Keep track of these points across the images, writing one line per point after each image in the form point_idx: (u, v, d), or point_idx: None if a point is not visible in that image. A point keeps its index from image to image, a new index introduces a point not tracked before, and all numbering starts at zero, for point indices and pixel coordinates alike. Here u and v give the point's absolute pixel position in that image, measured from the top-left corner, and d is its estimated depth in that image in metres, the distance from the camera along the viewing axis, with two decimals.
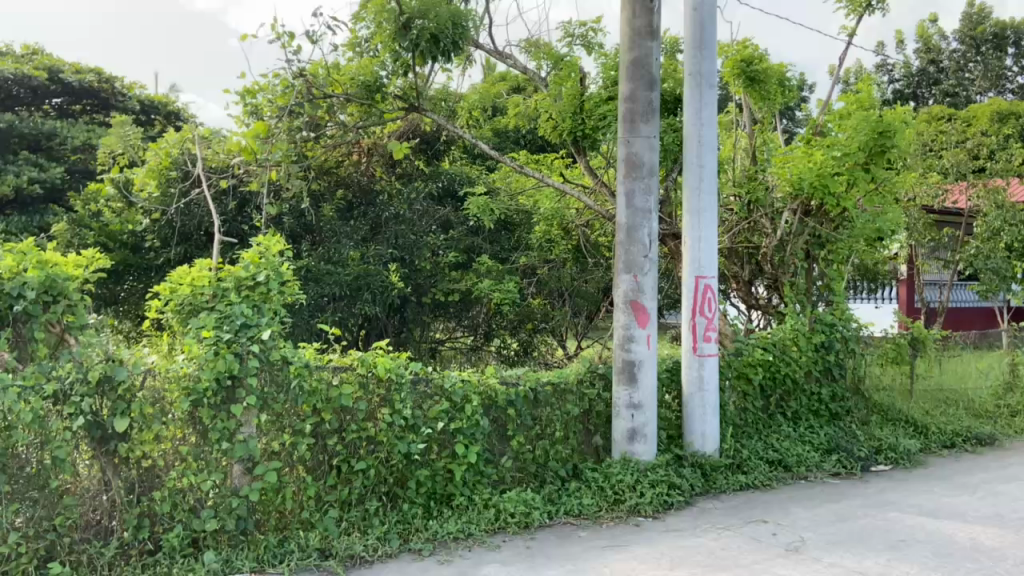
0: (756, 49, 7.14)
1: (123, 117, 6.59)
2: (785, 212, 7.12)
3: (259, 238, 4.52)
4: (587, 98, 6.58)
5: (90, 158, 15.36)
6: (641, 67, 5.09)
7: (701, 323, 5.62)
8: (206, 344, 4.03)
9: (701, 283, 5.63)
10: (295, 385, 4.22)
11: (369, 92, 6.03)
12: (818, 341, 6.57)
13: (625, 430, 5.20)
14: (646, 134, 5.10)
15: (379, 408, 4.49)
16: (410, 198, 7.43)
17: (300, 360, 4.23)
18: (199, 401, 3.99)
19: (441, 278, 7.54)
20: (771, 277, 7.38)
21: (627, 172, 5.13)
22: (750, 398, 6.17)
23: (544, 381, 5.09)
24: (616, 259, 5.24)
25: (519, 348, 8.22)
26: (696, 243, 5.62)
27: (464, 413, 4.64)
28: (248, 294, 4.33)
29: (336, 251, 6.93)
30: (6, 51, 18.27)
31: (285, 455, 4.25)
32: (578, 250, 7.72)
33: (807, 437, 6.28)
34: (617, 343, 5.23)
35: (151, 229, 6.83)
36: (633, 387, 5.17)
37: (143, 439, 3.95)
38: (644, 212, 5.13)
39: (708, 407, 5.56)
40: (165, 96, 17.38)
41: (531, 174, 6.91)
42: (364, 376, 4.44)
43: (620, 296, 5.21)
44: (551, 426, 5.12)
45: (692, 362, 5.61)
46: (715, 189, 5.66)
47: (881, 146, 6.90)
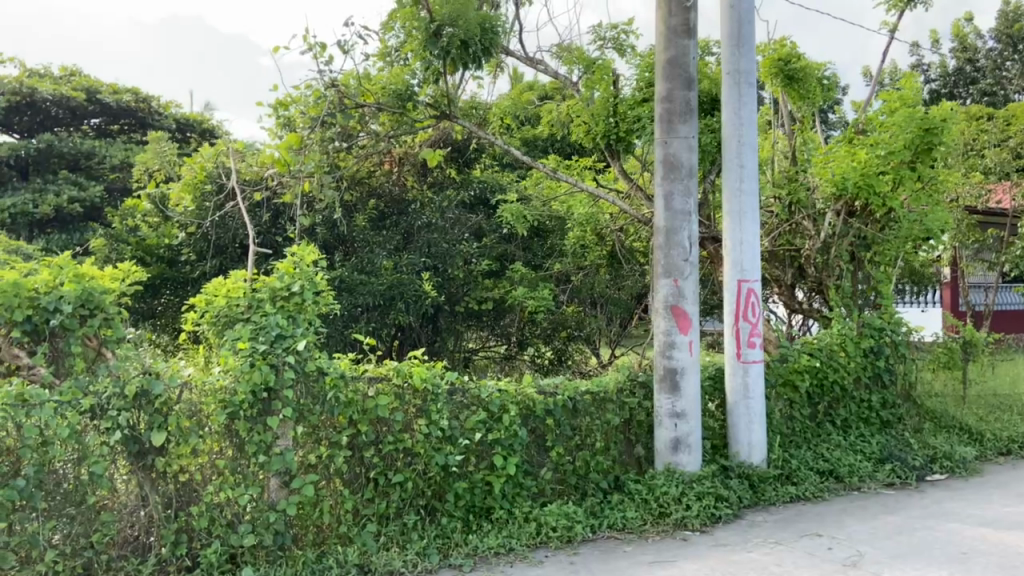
0: (794, 47, 6.99)
1: (159, 133, 6.65)
2: (828, 213, 6.96)
3: (293, 248, 4.48)
4: (621, 101, 6.50)
5: (127, 176, 15.62)
6: (678, 66, 4.97)
7: (745, 328, 5.45)
8: (241, 356, 3.98)
9: (744, 287, 5.47)
10: (331, 397, 4.14)
11: (400, 100, 5.93)
12: (866, 346, 6.36)
13: (668, 440, 5.04)
14: (685, 134, 4.97)
15: (416, 419, 4.41)
16: (442, 206, 7.35)
17: (336, 371, 4.15)
18: (235, 414, 3.94)
19: (474, 286, 7.45)
20: (815, 280, 7.21)
21: (665, 173, 4.99)
22: (797, 406, 6.04)
23: (583, 390, 4.97)
24: (655, 263, 5.09)
25: (554, 356, 8.10)
26: (738, 246, 5.46)
27: (501, 424, 4.54)
28: (283, 305, 4.28)
29: (369, 261, 6.86)
30: (46, 73, 18.68)
31: (322, 468, 4.18)
32: (613, 256, 7.59)
33: (858, 446, 6.06)
34: (658, 350, 5.07)
35: (187, 243, 6.85)
36: (676, 395, 5.01)
37: (180, 454, 3.90)
38: (684, 214, 4.99)
39: (755, 415, 5.40)
40: (199, 114, 17.65)
41: (565, 179, 6.81)
42: (400, 387, 4.37)
43: (660, 301, 5.06)
44: (591, 437, 4.98)
45: (736, 369, 5.45)
46: (756, 190, 5.50)
47: (928, 143, 6.72)
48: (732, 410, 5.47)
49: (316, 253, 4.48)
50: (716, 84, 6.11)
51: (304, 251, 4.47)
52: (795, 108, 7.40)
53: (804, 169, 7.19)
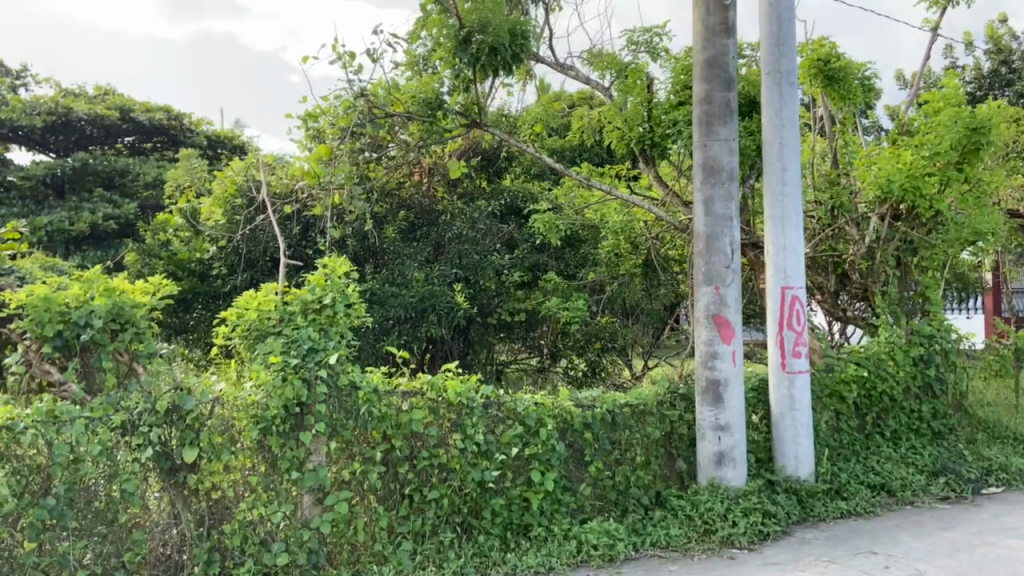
0: (834, 47, 6.80)
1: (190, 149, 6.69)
2: (872, 217, 6.72)
3: (325, 260, 4.40)
4: (656, 105, 6.35)
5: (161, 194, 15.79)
6: (716, 67, 4.82)
7: (790, 337, 5.26)
8: (274, 370, 3.89)
9: (788, 294, 5.27)
10: (364, 411, 4.04)
11: (430, 108, 5.78)
12: (915, 354, 6.10)
13: (712, 454, 4.85)
14: (725, 136, 4.81)
15: (450, 434, 4.28)
16: (473, 217, 7.25)
17: (369, 385, 4.05)
18: (267, 429, 3.84)
19: (507, 297, 7.29)
20: (860, 287, 6.99)
21: (705, 178, 4.83)
22: (845, 417, 5.82)
23: (622, 402, 4.81)
24: (695, 270, 4.92)
25: (588, 368, 7.93)
26: (781, 252, 5.27)
27: (539, 438, 4.40)
28: (315, 318, 4.20)
29: (399, 272, 6.76)
30: (81, 93, 19.01)
31: (356, 484, 4.08)
32: (649, 265, 7.41)
33: (910, 458, 5.80)
34: (699, 360, 4.89)
35: (218, 257, 6.82)
36: (719, 407, 4.82)
37: (212, 470, 3.80)
38: (725, 220, 4.81)
39: (801, 427, 5.19)
40: (231, 131, 17.84)
41: (599, 187, 6.67)
42: (434, 401, 4.25)
43: (701, 310, 4.88)
44: (631, 451, 4.82)
45: (781, 380, 5.25)
46: (799, 193, 5.31)
47: (975, 144, 6.46)
48: (777, 423, 5.26)
49: (348, 265, 4.40)
50: (753, 87, 5.95)
51: (336, 263, 4.39)
52: (836, 110, 7.20)
53: (846, 173, 6.97)
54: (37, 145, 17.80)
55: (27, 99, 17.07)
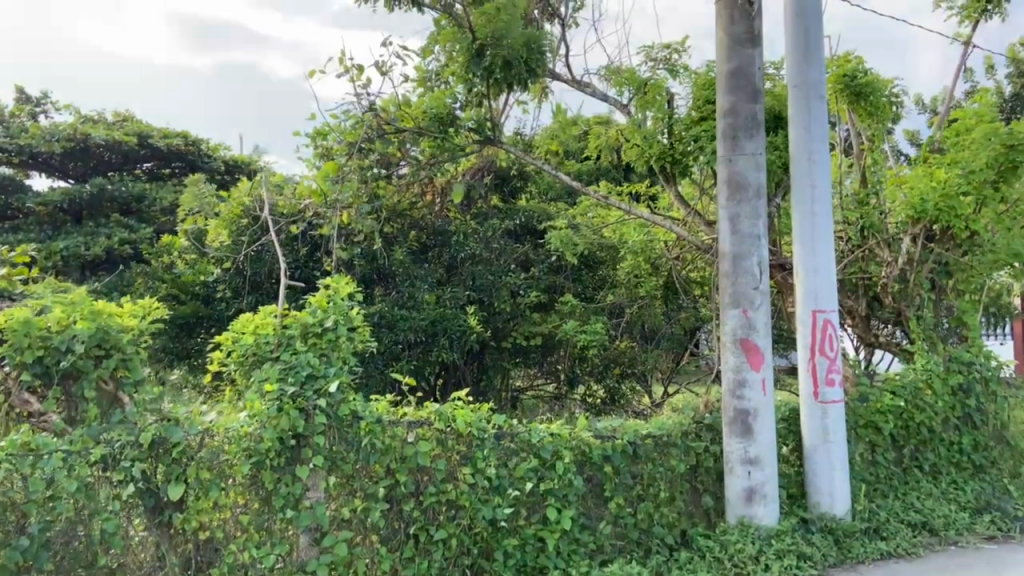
0: (860, 62, 6.53)
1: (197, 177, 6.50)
2: (904, 238, 6.38)
3: (327, 281, 4.15)
4: (677, 121, 6.12)
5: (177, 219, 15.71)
6: (741, 77, 4.55)
7: (822, 364, 4.93)
8: (268, 399, 3.64)
9: (820, 318, 4.94)
10: (366, 443, 3.77)
11: (443, 124, 5.60)
12: (954, 383, 5.73)
13: (741, 490, 4.52)
14: (751, 150, 4.53)
15: (459, 468, 3.97)
16: (487, 236, 6.98)
17: (371, 415, 3.80)
18: (261, 464, 3.58)
19: (522, 320, 7.02)
20: (893, 311, 6.64)
21: (731, 195, 4.55)
22: (881, 450, 5.45)
23: (643, 433, 4.50)
24: (721, 293, 4.62)
25: (607, 395, 7.59)
26: (812, 274, 4.95)
27: (555, 472, 4.10)
28: (315, 342, 3.95)
29: (408, 294, 6.45)
30: (100, 119, 19.11)
31: (357, 523, 3.80)
32: (670, 288, 7.17)
33: (951, 494, 5.37)
34: (726, 389, 4.57)
35: (223, 279, 6.59)
36: (749, 440, 4.48)
37: (201, 508, 3.55)
38: (753, 239, 4.52)
39: (836, 461, 4.85)
40: (248, 156, 17.81)
41: (618, 206, 6.43)
42: (442, 432, 3.95)
43: (728, 335, 4.57)
44: (655, 486, 4.49)
45: (814, 411, 4.92)
46: (830, 212, 5.01)
47: (1012, 162, 6.05)
48: (810, 456, 4.92)
49: (352, 286, 4.14)
50: (779, 101, 5.69)
51: (338, 282, 4.14)
52: (864, 127, 6.87)
53: (876, 191, 6.67)
54: (57, 172, 17.86)
55: (47, 125, 17.15)
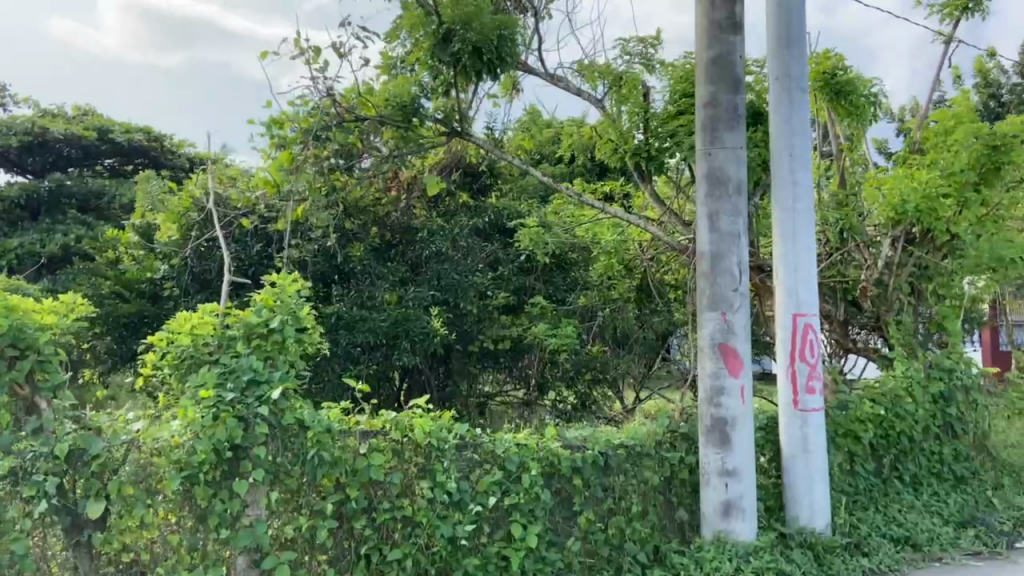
0: (840, 59, 6.32)
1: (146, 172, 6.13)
2: (885, 241, 6.20)
3: (272, 277, 3.78)
4: (653, 115, 5.84)
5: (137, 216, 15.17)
6: (722, 66, 4.31)
7: (802, 370, 4.69)
8: (204, 407, 3.29)
9: (800, 322, 4.70)
10: (314, 456, 3.42)
11: (406, 114, 5.33)
12: (935, 390, 5.56)
13: (718, 503, 4.24)
14: (731, 143, 4.28)
15: (417, 481, 3.66)
16: (454, 234, 6.60)
17: (319, 424, 3.43)
18: (194, 478, 3.25)
19: (490, 323, 6.72)
20: (872, 316, 6.44)
21: (710, 190, 4.29)
22: (860, 460, 5.21)
23: (616, 443, 4.21)
24: (698, 294, 4.35)
25: (577, 401, 7.31)
26: (792, 275, 4.71)
27: (521, 485, 3.79)
28: (260, 344, 3.62)
29: (367, 294, 6.15)
30: (60, 113, 18.46)
31: (302, 543, 3.48)
32: (643, 290, 6.90)
33: (933, 507, 5.19)
34: (703, 396, 4.29)
35: (170, 276, 6.17)
36: (726, 450, 4.21)
37: (125, 527, 3.24)
38: (733, 237, 4.26)
39: (816, 472, 4.61)
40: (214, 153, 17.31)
41: (592, 203, 6.18)
42: (399, 442, 3.65)
43: (705, 338, 4.30)
44: (626, 500, 4.21)
45: (794, 419, 4.67)
46: (811, 210, 4.78)
47: (995, 163, 5.96)
48: (788, 467, 4.67)
49: (301, 282, 3.80)
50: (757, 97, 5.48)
51: (286, 279, 3.78)
52: (843, 127, 6.68)
53: (855, 193, 6.43)
54: (13, 167, 17.22)
55: (2, 118, 16.52)
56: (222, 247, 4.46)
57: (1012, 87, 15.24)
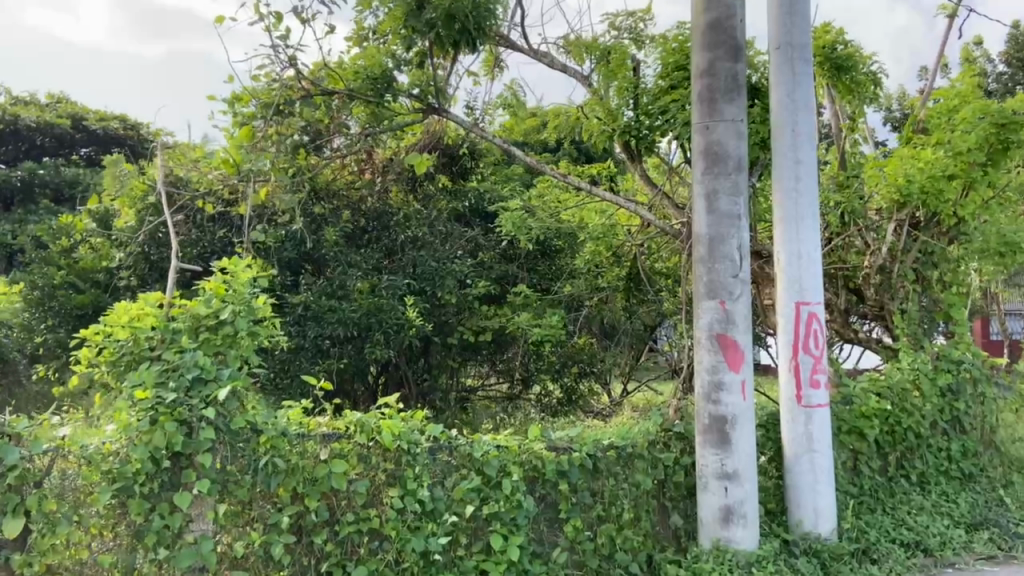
0: (841, 33, 5.96)
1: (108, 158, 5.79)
2: (890, 225, 5.85)
3: (222, 263, 3.38)
4: (643, 90, 5.46)
5: None
6: (722, 31, 3.94)
7: (806, 363, 4.35)
8: (139, 410, 2.91)
9: (804, 311, 4.35)
10: (265, 464, 3.06)
11: (377, 88, 4.90)
12: (943, 384, 5.26)
13: (716, 509, 3.89)
14: (731, 116, 3.92)
15: (386, 489, 3.30)
16: (432, 219, 6.33)
17: (273, 428, 3.10)
18: (127, 491, 2.87)
19: (470, 315, 6.30)
20: (875, 305, 6.12)
21: (708, 168, 3.92)
22: (865, 458, 4.89)
23: (605, 444, 3.87)
24: (695, 281, 3.98)
25: (563, 395, 7.04)
26: (795, 260, 4.36)
27: (501, 493, 3.42)
28: (208, 338, 3.22)
29: (338, 283, 5.60)
30: (32, 100, 17.88)
31: (255, 560, 3.11)
32: (633, 278, 6.55)
33: (942, 507, 4.89)
34: (701, 392, 3.94)
35: (126, 264, 5.73)
36: (726, 451, 3.85)
37: (48, 548, 2.85)
38: (732, 217, 3.89)
39: (822, 474, 4.28)
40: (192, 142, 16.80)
41: (577, 184, 5.81)
42: (365, 447, 3.27)
43: (703, 329, 3.93)
44: (617, 506, 3.85)
45: (797, 416, 4.33)
46: (816, 190, 4.43)
47: (1004, 142, 5.64)
48: (791, 468, 4.34)
49: (255, 269, 3.41)
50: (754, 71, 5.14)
51: (238, 265, 3.38)
52: (844, 104, 6.31)
53: (856, 174, 6.06)
54: None
55: None
56: (170, 231, 4.03)
57: (1000, 75, 15.14)
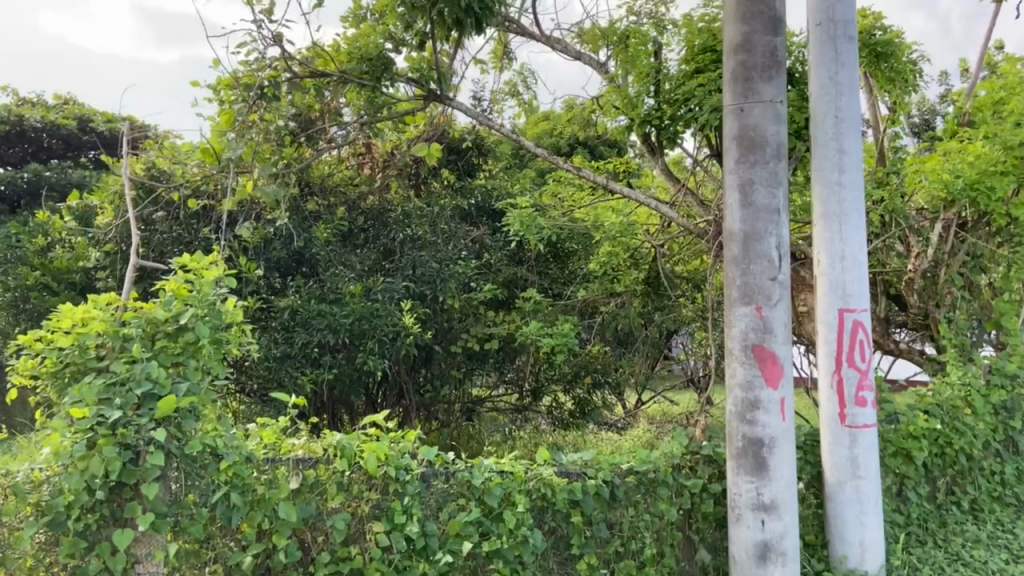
0: (879, 18, 5.48)
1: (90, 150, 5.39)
2: (936, 225, 5.32)
3: (183, 260, 2.91)
4: (666, 75, 4.96)
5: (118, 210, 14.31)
6: (758, 1, 3.46)
7: (851, 378, 3.86)
8: (76, 431, 2.47)
9: (848, 319, 3.85)
10: (223, 495, 2.60)
11: (373, 70, 4.54)
12: (997, 400, 4.75)
13: (752, 545, 3.39)
14: (769, 96, 3.44)
15: (370, 523, 2.85)
16: (433, 217, 5.79)
17: (237, 453, 2.63)
18: (60, 527, 2.47)
19: (476, 321, 5.83)
20: (920, 312, 5.63)
21: (742, 156, 3.45)
22: (913, 483, 4.39)
23: (624, 469, 3.39)
24: (727, 284, 3.50)
25: (575, 407, 6.62)
26: (838, 262, 3.86)
27: (504, 526, 2.97)
28: (165, 347, 2.78)
29: (329, 285, 5.14)
30: (40, 102, 17.62)
31: None
32: (652, 283, 6.08)
33: (1000, 539, 4.35)
34: (734, 411, 3.45)
35: (103, 265, 5.30)
36: (763, 479, 3.36)
37: None
38: (770, 212, 3.41)
39: (869, 503, 3.78)
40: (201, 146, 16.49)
41: (594, 179, 5.33)
42: (345, 474, 2.81)
43: (736, 340, 3.45)
44: (637, 542, 3.38)
45: (841, 438, 3.84)
46: (862, 183, 3.93)
47: None
48: (834, 496, 3.84)
49: (221, 266, 2.95)
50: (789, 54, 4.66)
51: (200, 261, 2.90)
52: (883, 95, 5.83)
53: (896, 169, 5.56)
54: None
55: None
56: (133, 224, 3.59)
57: None
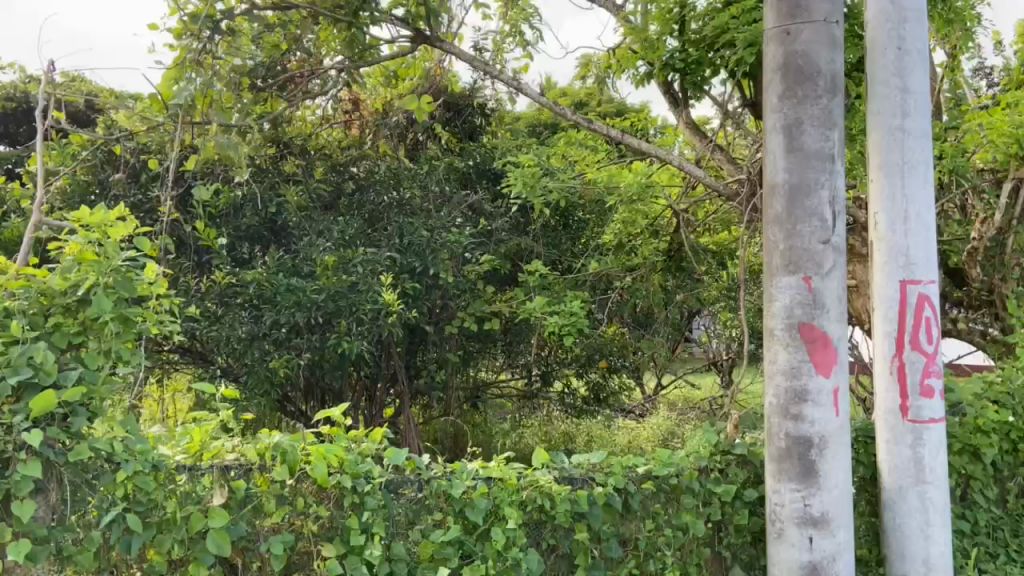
0: None
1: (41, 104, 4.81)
2: (1006, 184, 4.58)
3: (80, 215, 2.26)
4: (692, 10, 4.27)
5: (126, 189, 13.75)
6: None
7: (915, 364, 3.21)
8: None
9: (911, 293, 3.20)
10: (120, 514, 2.06)
11: (349, 3, 3.89)
12: None
13: (796, 568, 2.78)
14: (822, 16, 2.79)
15: (315, 545, 2.27)
16: (424, 179, 5.18)
17: (139, 460, 2.08)
18: None
19: (473, 297, 5.16)
20: (984, 286, 4.94)
21: (788, 90, 2.79)
22: (981, 485, 3.74)
23: (641, 473, 2.78)
24: (768, 249, 2.86)
25: (590, 393, 6.11)
26: (900, 224, 3.19)
27: (490, 546, 2.38)
28: (59, 324, 2.18)
29: (303, 256, 4.57)
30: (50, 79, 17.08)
31: None
32: (673, 256, 5.43)
33: None
34: (775, 404, 2.82)
35: None
36: (811, 487, 2.74)
37: None
38: (822, 158, 2.76)
39: (935, 512, 3.15)
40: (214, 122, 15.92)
41: (608, 133, 4.62)
42: (284, 486, 2.24)
43: (779, 316, 2.81)
44: (656, 563, 2.79)
45: (901, 435, 3.20)
46: (930, 127, 3.25)
47: None
48: (892, 505, 3.22)
49: (132, 223, 2.30)
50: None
51: (103, 215, 2.26)
52: (941, 38, 5.11)
53: (957, 124, 4.84)
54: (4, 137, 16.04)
55: None
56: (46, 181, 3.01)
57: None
